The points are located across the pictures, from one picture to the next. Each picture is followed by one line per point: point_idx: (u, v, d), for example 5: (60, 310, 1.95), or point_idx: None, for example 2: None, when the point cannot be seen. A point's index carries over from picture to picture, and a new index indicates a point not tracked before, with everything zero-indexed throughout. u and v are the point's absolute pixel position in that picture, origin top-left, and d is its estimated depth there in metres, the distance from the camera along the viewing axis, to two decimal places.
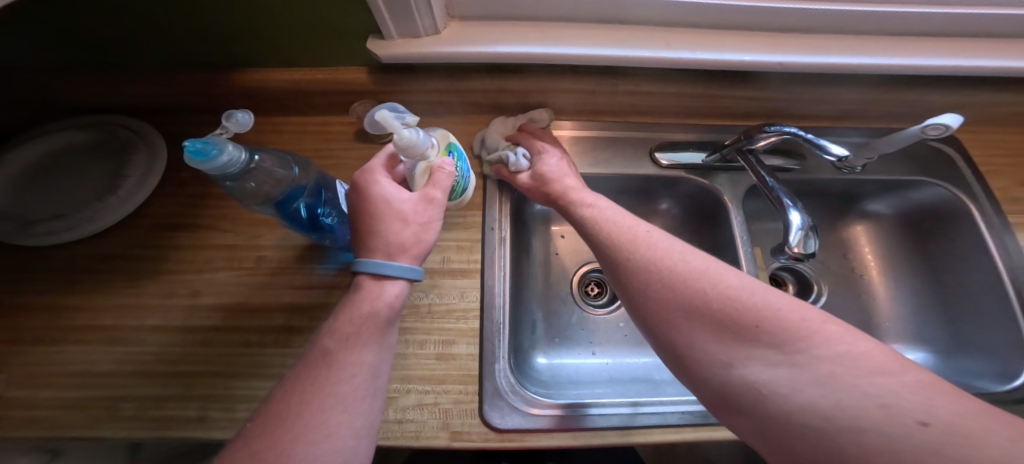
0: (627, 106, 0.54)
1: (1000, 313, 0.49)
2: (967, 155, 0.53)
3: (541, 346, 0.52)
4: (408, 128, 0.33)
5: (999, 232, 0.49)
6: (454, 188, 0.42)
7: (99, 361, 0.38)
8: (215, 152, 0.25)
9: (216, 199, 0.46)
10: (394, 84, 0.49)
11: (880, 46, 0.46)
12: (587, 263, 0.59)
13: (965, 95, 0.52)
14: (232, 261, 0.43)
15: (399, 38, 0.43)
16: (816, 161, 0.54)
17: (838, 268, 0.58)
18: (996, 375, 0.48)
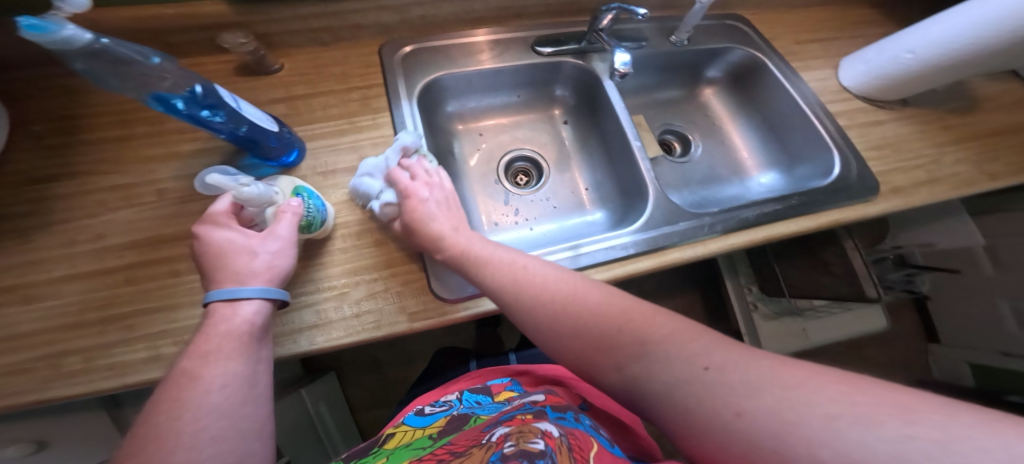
0: (500, 11, 0.60)
1: (807, 128, 0.61)
2: (749, 23, 0.67)
3: (481, 230, 0.58)
4: (248, 184, 0.33)
5: (788, 73, 0.63)
6: (309, 222, 0.38)
7: (19, 321, 0.36)
8: (55, 28, 0.25)
9: (89, 146, 0.45)
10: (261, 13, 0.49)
11: None
12: (505, 158, 0.66)
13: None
14: (133, 199, 0.43)
15: None
16: (659, 37, 0.64)
17: (703, 127, 0.73)
18: (822, 173, 0.60)
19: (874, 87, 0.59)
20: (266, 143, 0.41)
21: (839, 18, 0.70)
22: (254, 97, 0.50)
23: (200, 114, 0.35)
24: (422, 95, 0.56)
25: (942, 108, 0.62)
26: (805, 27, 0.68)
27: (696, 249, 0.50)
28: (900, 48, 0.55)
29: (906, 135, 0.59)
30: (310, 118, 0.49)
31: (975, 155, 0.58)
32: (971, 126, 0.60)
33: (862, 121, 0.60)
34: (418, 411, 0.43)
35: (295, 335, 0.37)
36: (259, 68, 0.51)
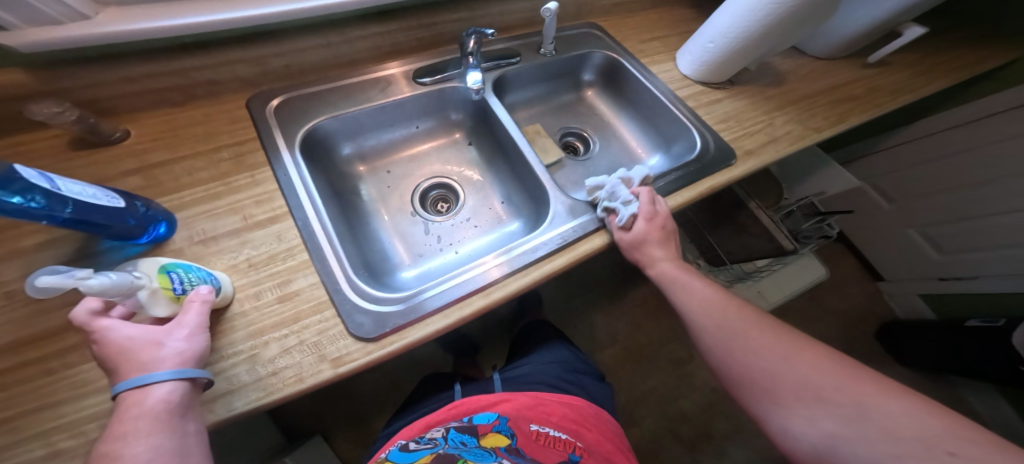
0: (368, 51, 0.62)
1: (668, 114, 0.71)
2: (605, 32, 0.78)
3: (405, 263, 0.57)
4: (99, 275, 0.27)
5: (642, 70, 0.74)
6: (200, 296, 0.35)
7: None
8: None
9: None
10: (81, 79, 0.45)
11: None
12: (416, 187, 0.66)
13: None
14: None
15: (30, 26, 0.41)
16: (528, 52, 0.71)
17: (596, 125, 0.81)
18: (688, 149, 0.68)
19: (701, 72, 0.74)
20: (122, 224, 0.38)
21: (663, 25, 0.86)
22: (101, 172, 0.46)
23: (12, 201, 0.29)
24: (305, 145, 0.55)
25: (759, 83, 0.77)
26: (642, 32, 0.83)
27: (603, 237, 0.55)
28: (704, 40, 0.70)
29: (740, 109, 0.72)
30: (175, 187, 0.46)
31: (796, 116, 0.71)
32: (786, 94, 0.75)
33: (704, 101, 0.72)
34: (405, 447, 0.49)
35: (210, 403, 0.33)
36: (100, 137, 0.47)
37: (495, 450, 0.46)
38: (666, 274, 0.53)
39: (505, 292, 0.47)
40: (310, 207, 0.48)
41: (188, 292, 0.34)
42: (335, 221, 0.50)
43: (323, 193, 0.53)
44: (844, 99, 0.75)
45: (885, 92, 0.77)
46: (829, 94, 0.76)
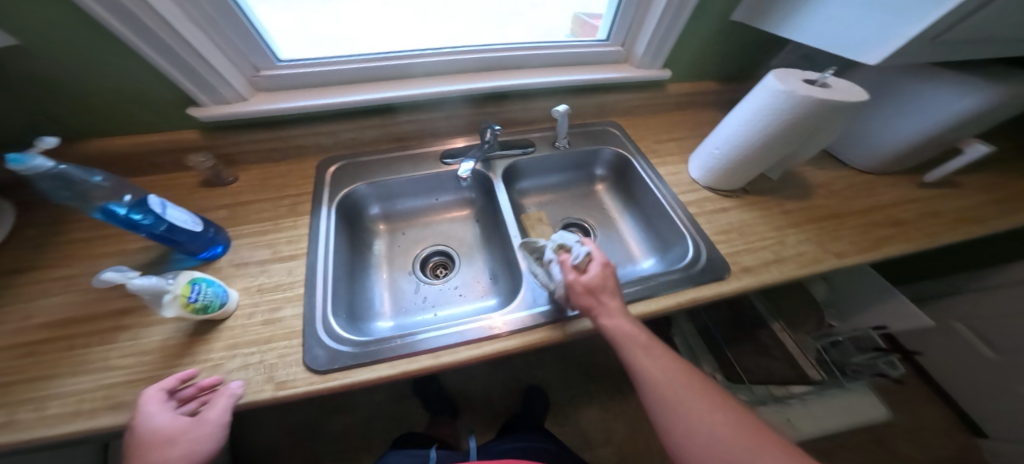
0: (415, 131, 0.77)
1: (666, 218, 0.75)
2: (624, 133, 0.87)
3: (385, 314, 0.66)
4: (142, 277, 0.41)
5: (650, 172, 0.79)
6: (207, 306, 0.47)
7: None
8: (31, 159, 0.39)
9: (48, 247, 0.56)
10: (223, 138, 0.64)
11: (554, 72, 0.80)
12: (420, 250, 0.76)
13: (603, 98, 0.87)
14: (67, 286, 0.52)
15: (214, 105, 0.59)
16: (541, 144, 0.81)
17: (599, 218, 0.85)
18: (680, 258, 0.71)
19: (709, 178, 0.76)
20: (193, 243, 0.53)
21: (687, 127, 0.92)
22: (201, 204, 0.62)
23: (132, 217, 0.46)
24: (342, 205, 0.68)
25: (779, 194, 0.77)
26: (662, 133, 0.90)
27: (561, 329, 0.57)
28: (710, 147, 0.73)
29: (749, 220, 0.72)
30: (243, 220, 0.61)
31: (813, 235, 0.68)
32: (809, 210, 0.74)
33: (711, 208, 0.74)
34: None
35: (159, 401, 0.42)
36: (217, 181, 0.64)
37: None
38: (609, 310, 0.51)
39: (453, 359, 0.51)
40: (321, 250, 0.60)
41: (199, 300, 0.45)
42: (338, 270, 0.61)
43: (341, 241, 0.66)
44: (885, 224, 0.70)
45: (941, 220, 0.69)
46: (862, 216, 0.72)
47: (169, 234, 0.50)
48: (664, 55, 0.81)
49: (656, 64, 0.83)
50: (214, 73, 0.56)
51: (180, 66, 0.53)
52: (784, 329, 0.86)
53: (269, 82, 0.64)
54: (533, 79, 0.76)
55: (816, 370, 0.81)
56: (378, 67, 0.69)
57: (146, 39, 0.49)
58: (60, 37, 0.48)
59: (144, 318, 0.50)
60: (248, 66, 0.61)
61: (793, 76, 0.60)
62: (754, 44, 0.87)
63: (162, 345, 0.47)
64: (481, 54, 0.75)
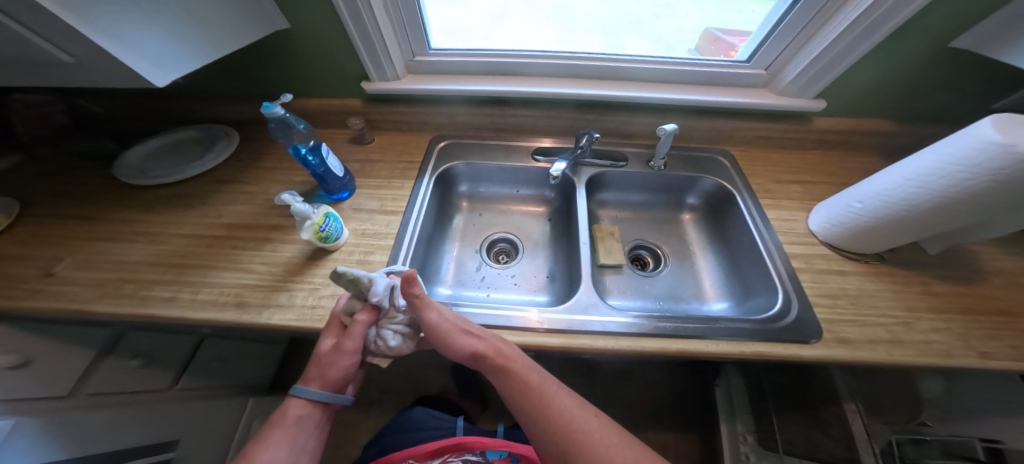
0: (520, 125, 0.84)
1: (757, 267, 0.68)
2: (736, 164, 0.81)
3: (445, 283, 0.75)
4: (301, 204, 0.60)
5: (752, 212, 0.72)
6: (325, 235, 0.63)
7: (192, 243, 0.67)
8: (274, 106, 0.58)
9: (244, 170, 0.79)
10: (378, 108, 0.80)
11: (674, 88, 0.78)
12: (492, 236, 0.83)
13: (717, 123, 0.81)
14: (250, 201, 0.74)
15: (382, 81, 0.75)
16: (634, 160, 0.81)
17: (674, 247, 0.81)
18: (761, 312, 0.64)
19: (835, 234, 0.66)
20: (336, 184, 0.69)
21: (814, 170, 0.80)
22: (345, 157, 0.79)
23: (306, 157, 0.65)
24: (440, 178, 0.79)
25: (928, 271, 0.63)
26: (783, 173, 0.80)
27: (608, 341, 0.59)
28: (851, 198, 0.63)
29: (868, 290, 0.61)
30: (368, 174, 0.76)
31: (956, 330, 0.55)
32: (966, 297, 0.59)
33: (819, 267, 0.64)
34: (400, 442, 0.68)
35: (263, 309, 0.58)
36: (359, 139, 0.81)
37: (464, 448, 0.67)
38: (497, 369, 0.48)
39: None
40: (415, 212, 0.72)
41: (325, 231, 0.62)
42: (422, 233, 0.72)
43: (433, 209, 0.77)
44: None
45: None
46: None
47: (322, 176, 0.67)
48: (819, 86, 0.71)
49: (810, 94, 0.74)
50: (387, 55, 0.70)
51: (367, 45, 0.68)
52: (858, 411, 0.67)
53: (421, 67, 0.78)
54: (655, 93, 0.76)
55: (876, 461, 0.63)
56: (503, 62, 0.77)
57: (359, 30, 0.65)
58: (308, 18, 0.65)
59: (286, 236, 0.69)
60: (409, 52, 0.75)
61: (1020, 124, 0.46)
62: (939, 86, 0.71)
63: (300, 258, 0.65)
64: (605, 62, 0.77)
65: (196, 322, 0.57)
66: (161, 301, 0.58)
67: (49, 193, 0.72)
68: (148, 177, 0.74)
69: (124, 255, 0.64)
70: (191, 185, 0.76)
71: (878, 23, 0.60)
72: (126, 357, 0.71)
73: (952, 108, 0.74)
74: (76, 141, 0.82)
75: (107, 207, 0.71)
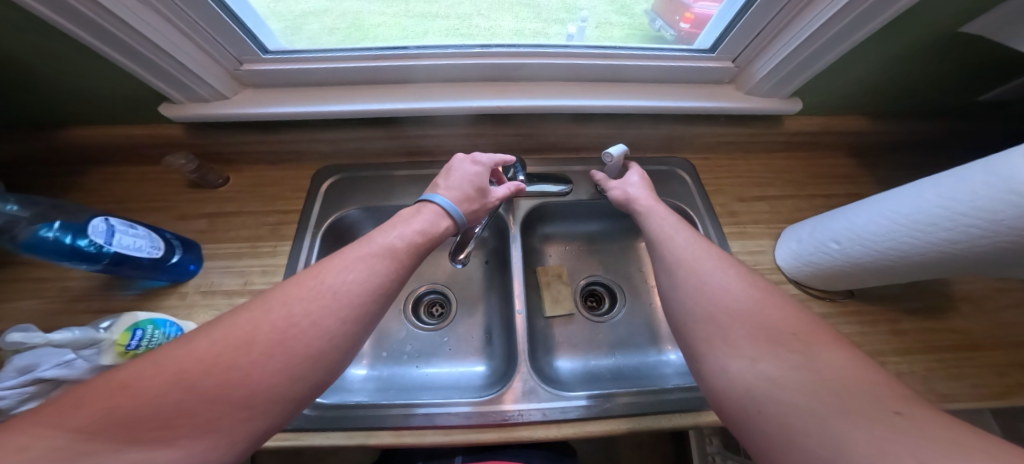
0: (434, 147, 0.65)
1: None
2: (697, 179, 0.69)
3: (364, 360, 0.60)
4: (59, 331, 0.38)
5: (714, 243, 0.63)
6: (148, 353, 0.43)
7: None
8: None
9: None
10: (216, 139, 0.57)
11: (623, 91, 0.62)
12: (419, 287, 0.68)
13: (677, 129, 0.68)
14: (33, 292, 0.50)
15: (189, 102, 0.52)
16: (580, 184, 0.67)
17: (632, 281, 0.69)
18: None
19: (805, 272, 0.57)
20: (152, 269, 0.47)
21: (781, 180, 0.71)
22: (185, 208, 0.57)
23: (76, 245, 0.40)
24: (328, 232, 0.59)
25: (897, 304, 0.57)
26: (747, 185, 0.70)
27: (550, 431, 0.50)
28: (821, 237, 0.53)
29: (835, 337, 0.54)
30: (223, 236, 0.56)
31: (941, 378, 0.50)
32: (926, 333, 0.55)
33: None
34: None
35: None
36: (209, 182, 0.58)
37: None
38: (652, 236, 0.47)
39: (417, 441, 0.49)
40: None
41: (140, 347, 0.42)
42: None
43: None
44: None
45: None
46: (1011, 360, 0.52)
47: (110, 266, 0.44)
48: (797, 83, 0.58)
49: (782, 93, 0.61)
50: (187, 71, 0.48)
51: (142, 63, 0.45)
52: None
53: (257, 78, 0.55)
54: (602, 101, 0.60)
55: None
56: (401, 67, 0.56)
57: (113, 44, 0.42)
58: (24, 12, 0.38)
59: None
60: (229, 60, 0.52)
61: None
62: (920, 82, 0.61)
63: None
64: (538, 59, 0.58)
65: None
66: None
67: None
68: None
69: None
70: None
71: (846, 12, 0.47)
72: None
73: (925, 104, 0.66)
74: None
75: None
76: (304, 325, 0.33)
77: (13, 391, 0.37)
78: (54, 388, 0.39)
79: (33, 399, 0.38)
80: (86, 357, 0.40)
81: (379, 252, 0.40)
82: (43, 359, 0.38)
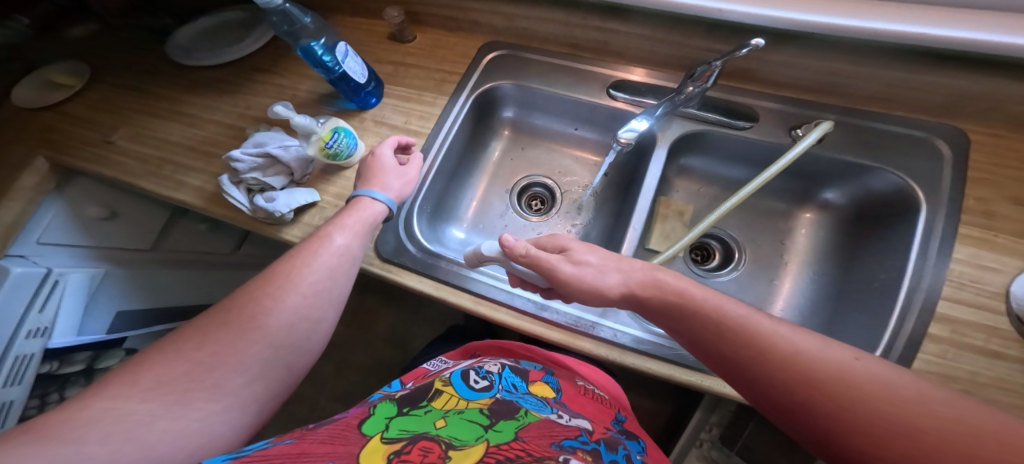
0: (599, 43, 0.60)
1: (880, 309, 0.47)
2: (956, 153, 0.48)
3: (462, 224, 0.67)
4: (299, 116, 0.52)
5: (928, 236, 0.46)
6: (336, 153, 0.56)
7: (220, 134, 0.68)
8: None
9: (287, 59, 0.75)
10: None
11: (897, 10, 0.42)
12: (532, 180, 0.71)
13: (950, 80, 0.46)
14: (280, 95, 0.71)
15: None
16: (769, 121, 0.54)
17: (765, 250, 0.61)
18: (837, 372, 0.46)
19: None
20: (353, 91, 0.60)
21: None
22: (379, 55, 0.68)
23: (323, 57, 0.54)
24: (479, 98, 0.64)
25: None
26: None
27: (612, 352, 0.49)
28: None
29: (1018, 388, 0.38)
30: (399, 82, 0.65)
31: None
32: None
33: (971, 342, 0.40)
34: (464, 372, 0.45)
35: (301, 212, 0.57)
36: (400, 36, 0.68)
37: (545, 400, 0.43)
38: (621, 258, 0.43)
39: (488, 314, 0.52)
40: (443, 133, 0.61)
41: (333, 148, 0.55)
42: (445, 165, 0.62)
43: (466, 132, 0.65)
44: None
45: None
46: None
47: (335, 80, 0.57)
48: None
49: None
50: None
51: None
52: None
53: None
54: (874, 22, 0.42)
55: None
56: None
57: None
58: None
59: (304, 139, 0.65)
60: None
61: None
62: None
63: (315, 171, 0.60)
64: None
65: (218, 206, 0.60)
66: (189, 189, 0.62)
67: (116, 63, 0.79)
68: (189, 57, 0.76)
69: (167, 138, 0.68)
70: (231, 68, 0.75)
71: None
72: (196, 221, 0.85)
73: None
74: (138, 15, 0.84)
75: (162, 86, 0.75)
76: (296, 299, 0.41)
77: (251, 159, 0.56)
78: (273, 164, 0.57)
79: (258, 169, 0.57)
80: (295, 148, 0.57)
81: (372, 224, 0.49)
82: (272, 141, 0.58)
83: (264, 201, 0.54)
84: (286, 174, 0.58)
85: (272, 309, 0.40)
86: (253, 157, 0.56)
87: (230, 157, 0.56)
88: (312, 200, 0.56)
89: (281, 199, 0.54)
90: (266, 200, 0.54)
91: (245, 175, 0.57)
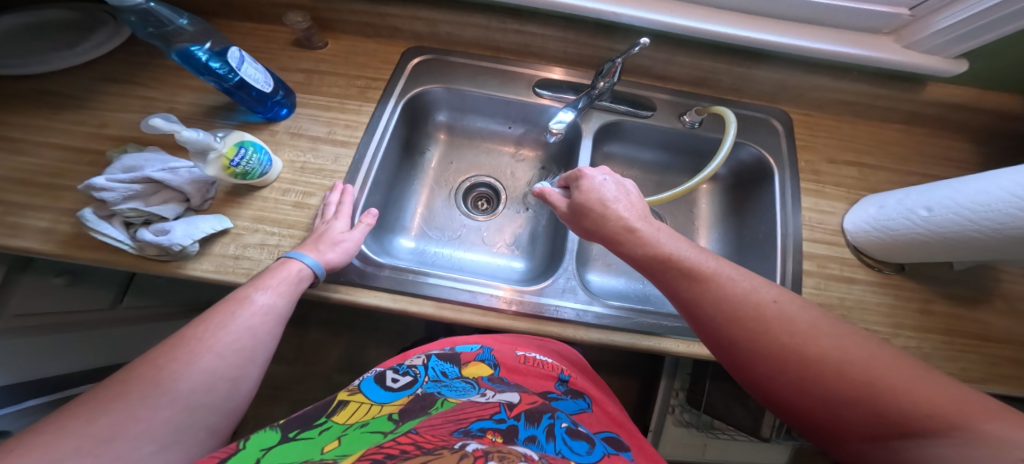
0: (521, 46, 0.64)
1: (765, 253, 0.59)
2: (789, 129, 0.63)
3: (404, 232, 0.65)
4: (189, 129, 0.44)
5: (787, 193, 0.59)
6: (244, 172, 0.50)
7: (70, 161, 0.55)
8: None
9: (156, 70, 0.64)
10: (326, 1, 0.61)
11: (742, 21, 0.55)
12: (471, 179, 0.72)
13: (784, 75, 0.61)
14: (148, 108, 0.61)
15: None
16: (665, 110, 0.64)
17: (680, 220, 0.72)
18: None
19: (869, 239, 0.53)
20: (253, 99, 0.54)
21: (880, 150, 0.63)
22: (285, 63, 0.62)
23: (211, 64, 0.49)
24: (410, 102, 0.64)
25: (947, 290, 0.54)
26: (843, 147, 0.63)
27: (578, 332, 0.52)
28: (913, 202, 0.46)
29: (870, 305, 0.52)
30: (314, 90, 0.61)
31: (966, 359, 0.49)
32: (964, 319, 0.52)
33: (830, 272, 0.54)
34: (378, 374, 0.41)
35: (211, 241, 0.49)
36: (309, 43, 0.63)
37: (476, 379, 0.41)
38: (611, 227, 0.46)
39: (453, 316, 0.51)
40: (373, 140, 0.58)
41: (240, 166, 0.49)
42: (382, 174, 0.60)
43: (399, 138, 0.64)
44: None
45: None
46: None
47: (227, 89, 0.52)
48: (980, 40, 0.51)
49: (951, 52, 0.54)
50: None
51: None
52: None
53: None
54: (727, 29, 0.55)
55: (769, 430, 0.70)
56: None
57: None
58: None
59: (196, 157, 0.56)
60: None
61: None
62: None
63: (221, 193, 0.53)
64: None
65: (78, 248, 0.48)
66: (30, 232, 0.49)
67: None
68: None
69: None
70: (77, 81, 0.62)
71: None
72: (48, 274, 0.64)
73: None
74: None
75: None
76: (211, 359, 0.36)
77: (123, 185, 0.46)
78: (157, 190, 0.49)
79: (137, 198, 0.47)
80: (187, 170, 0.49)
81: (300, 275, 0.45)
82: (151, 163, 0.49)
83: (153, 235, 0.46)
84: (179, 200, 0.50)
85: (179, 371, 0.34)
86: (127, 184, 0.46)
87: (91, 186, 0.45)
88: (221, 227, 0.49)
89: (176, 229, 0.46)
90: (155, 233, 0.46)
91: (119, 207, 0.46)
